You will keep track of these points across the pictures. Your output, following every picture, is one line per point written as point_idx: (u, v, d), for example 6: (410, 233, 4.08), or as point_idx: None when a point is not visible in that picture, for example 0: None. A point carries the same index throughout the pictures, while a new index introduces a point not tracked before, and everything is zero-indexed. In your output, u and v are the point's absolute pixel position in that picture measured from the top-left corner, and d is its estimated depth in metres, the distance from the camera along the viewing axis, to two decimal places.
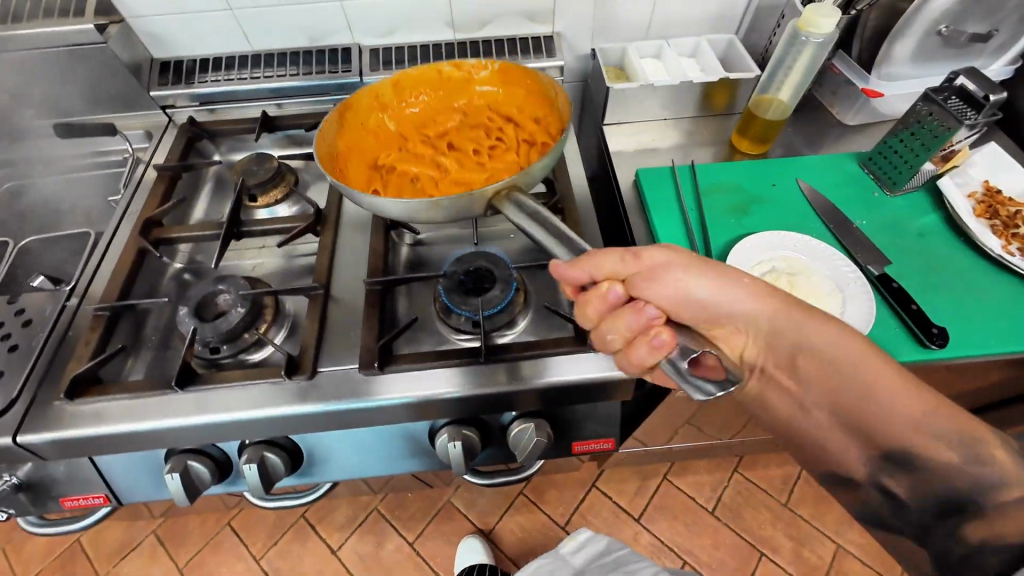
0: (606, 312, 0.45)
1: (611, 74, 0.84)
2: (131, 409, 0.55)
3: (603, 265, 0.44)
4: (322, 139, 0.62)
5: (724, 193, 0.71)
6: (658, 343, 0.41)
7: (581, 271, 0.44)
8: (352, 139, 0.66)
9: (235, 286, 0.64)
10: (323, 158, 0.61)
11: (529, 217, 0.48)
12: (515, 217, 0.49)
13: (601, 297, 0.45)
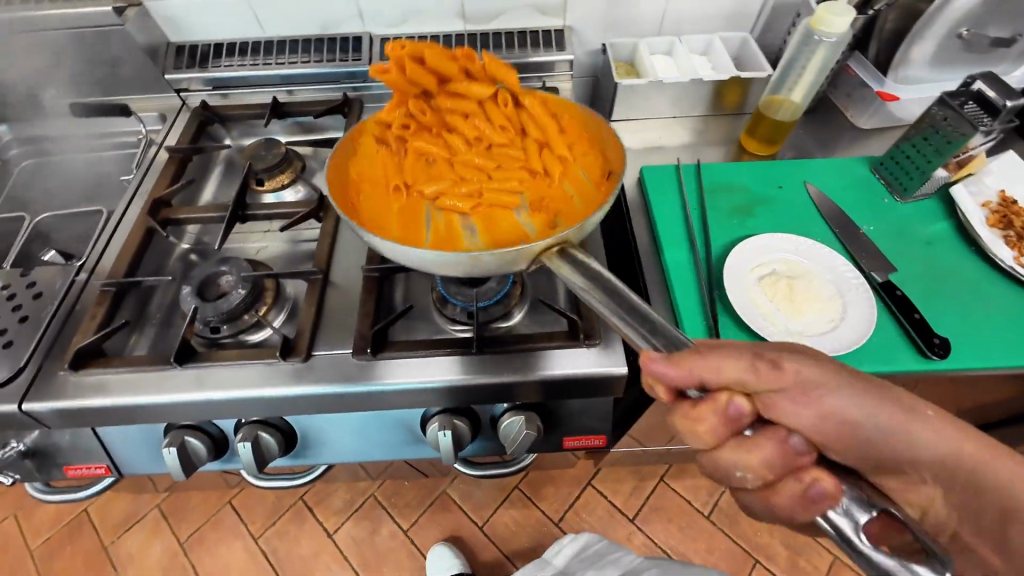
0: (724, 433, 0.36)
1: (621, 70, 0.84)
2: (132, 383, 0.57)
3: (722, 372, 0.36)
4: (331, 169, 0.56)
5: (729, 193, 0.70)
6: (815, 494, 0.33)
7: (687, 376, 0.35)
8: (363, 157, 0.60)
9: (238, 268, 0.65)
10: (333, 191, 0.55)
11: (601, 294, 0.40)
12: (574, 282, 0.42)
13: (719, 414, 0.36)
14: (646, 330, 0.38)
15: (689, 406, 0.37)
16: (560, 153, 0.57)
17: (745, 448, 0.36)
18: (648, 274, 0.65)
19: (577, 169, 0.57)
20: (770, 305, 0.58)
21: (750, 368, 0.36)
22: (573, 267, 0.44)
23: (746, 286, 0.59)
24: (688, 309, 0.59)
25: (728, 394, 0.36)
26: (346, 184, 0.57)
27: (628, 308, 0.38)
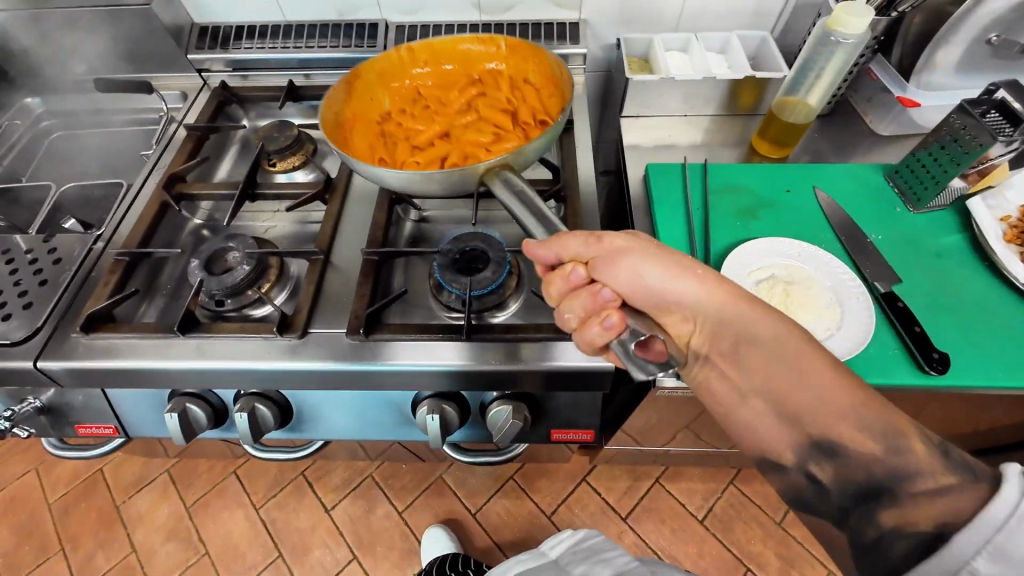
0: (567, 293, 0.47)
1: (633, 66, 0.83)
2: (137, 348, 0.60)
3: (568, 246, 0.46)
4: (328, 107, 0.61)
5: (734, 195, 0.69)
6: (608, 324, 0.42)
7: (550, 250, 0.46)
8: (359, 109, 0.65)
9: (244, 245, 0.67)
10: (330, 126, 0.61)
11: (514, 192, 0.50)
12: (503, 195, 0.50)
13: (564, 278, 0.47)
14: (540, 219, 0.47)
15: (550, 275, 0.49)
16: (537, 120, 0.64)
17: (574, 298, 0.46)
18: None
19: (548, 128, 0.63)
20: None
21: (584, 240, 0.46)
22: (506, 184, 0.51)
23: (742, 289, 0.59)
24: None
25: (574, 265, 0.47)
26: (342, 123, 0.62)
27: (532, 204, 0.49)
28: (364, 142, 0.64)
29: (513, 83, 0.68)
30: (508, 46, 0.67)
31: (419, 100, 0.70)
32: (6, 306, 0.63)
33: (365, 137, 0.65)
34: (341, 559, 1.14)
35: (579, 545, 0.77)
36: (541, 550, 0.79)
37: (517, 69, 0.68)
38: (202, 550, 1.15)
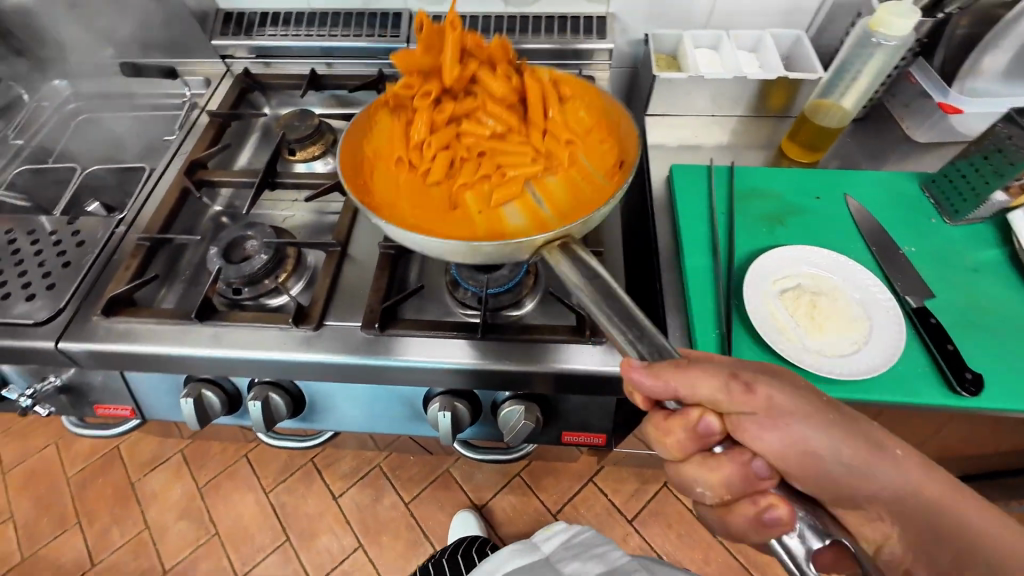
0: (687, 441, 0.37)
1: (661, 63, 0.80)
2: (156, 333, 0.60)
3: (697, 389, 0.36)
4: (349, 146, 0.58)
5: (761, 199, 0.67)
6: (768, 517, 0.35)
7: (664, 387, 0.37)
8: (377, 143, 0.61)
9: (262, 234, 0.67)
10: (345, 169, 0.56)
11: (586, 280, 0.43)
12: (569, 276, 0.44)
13: (687, 428, 0.37)
14: (634, 324, 0.40)
15: (663, 417, 0.38)
16: (566, 137, 0.59)
17: (708, 469, 0.37)
18: (665, 277, 0.64)
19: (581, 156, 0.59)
20: (791, 321, 0.55)
21: (721, 385, 0.36)
22: (571, 260, 0.45)
23: (767, 298, 0.57)
24: (702, 316, 0.57)
25: (702, 412, 0.37)
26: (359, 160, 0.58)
27: (619, 300, 0.41)
28: (384, 176, 0.59)
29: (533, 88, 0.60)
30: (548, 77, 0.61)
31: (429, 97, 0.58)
32: (31, 287, 0.64)
33: (384, 170, 0.59)
34: (347, 546, 1.15)
35: (572, 542, 0.66)
36: (531, 545, 0.68)
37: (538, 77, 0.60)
38: (213, 530, 1.17)
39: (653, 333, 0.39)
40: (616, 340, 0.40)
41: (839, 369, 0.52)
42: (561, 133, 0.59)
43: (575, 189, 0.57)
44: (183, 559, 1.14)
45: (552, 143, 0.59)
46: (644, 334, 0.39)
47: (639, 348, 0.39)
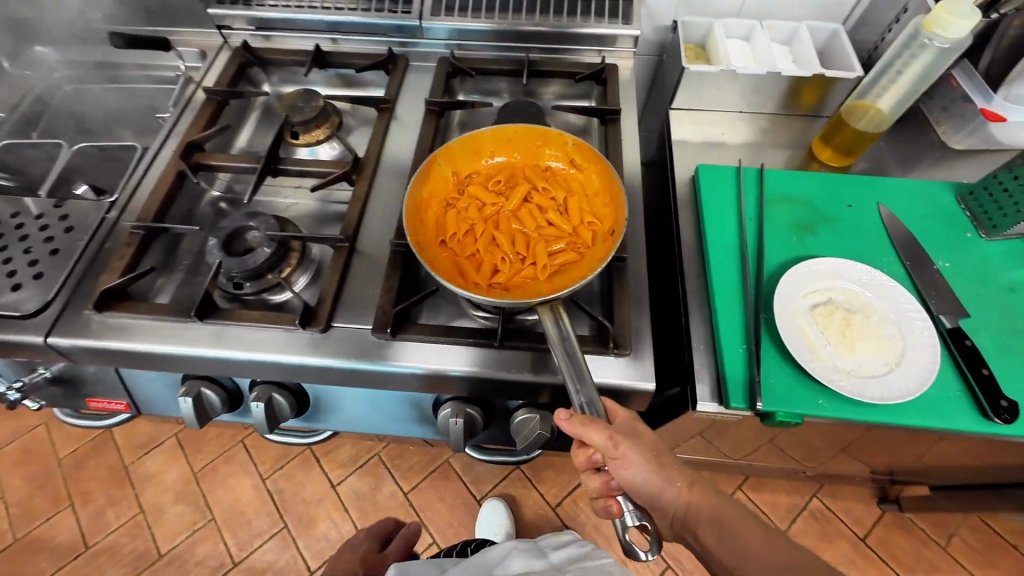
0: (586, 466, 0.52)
1: (691, 52, 0.76)
2: (153, 330, 0.57)
3: (592, 437, 0.46)
4: (411, 195, 0.56)
5: (792, 205, 0.64)
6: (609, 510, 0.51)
7: (574, 431, 0.47)
8: (434, 190, 0.60)
9: (265, 225, 0.63)
10: (409, 216, 0.55)
11: (557, 339, 0.49)
12: (550, 331, 0.49)
13: (585, 458, 0.51)
14: (584, 384, 0.47)
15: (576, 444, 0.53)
16: (588, 221, 0.59)
17: (590, 478, 0.53)
18: (689, 284, 0.61)
19: (592, 234, 0.58)
20: (822, 339, 0.53)
21: (606, 438, 0.47)
22: (553, 317, 0.50)
23: (799, 314, 0.54)
24: (730, 331, 0.55)
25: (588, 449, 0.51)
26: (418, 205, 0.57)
27: (575, 361, 0.48)
28: (434, 223, 0.59)
29: (572, 179, 0.63)
30: (575, 143, 0.62)
31: (496, 180, 0.63)
32: (17, 275, 0.60)
33: (434, 218, 0.59)
34: (345, 534, 1.14)
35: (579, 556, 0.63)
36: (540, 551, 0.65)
37: (575, 168, 0.63)
38: (210, 515, 1.16)
39: (592, 386, 0.48)
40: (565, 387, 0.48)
41: (871, 391, 0.50)
42: (576, 213, 0.59)
43: (585, 265, 0.56)
44: (178, 544, 1.13)
45: (576, 224, 0.59)
46: (588, 392, 0.48)
47: (580, 397, 0.47)
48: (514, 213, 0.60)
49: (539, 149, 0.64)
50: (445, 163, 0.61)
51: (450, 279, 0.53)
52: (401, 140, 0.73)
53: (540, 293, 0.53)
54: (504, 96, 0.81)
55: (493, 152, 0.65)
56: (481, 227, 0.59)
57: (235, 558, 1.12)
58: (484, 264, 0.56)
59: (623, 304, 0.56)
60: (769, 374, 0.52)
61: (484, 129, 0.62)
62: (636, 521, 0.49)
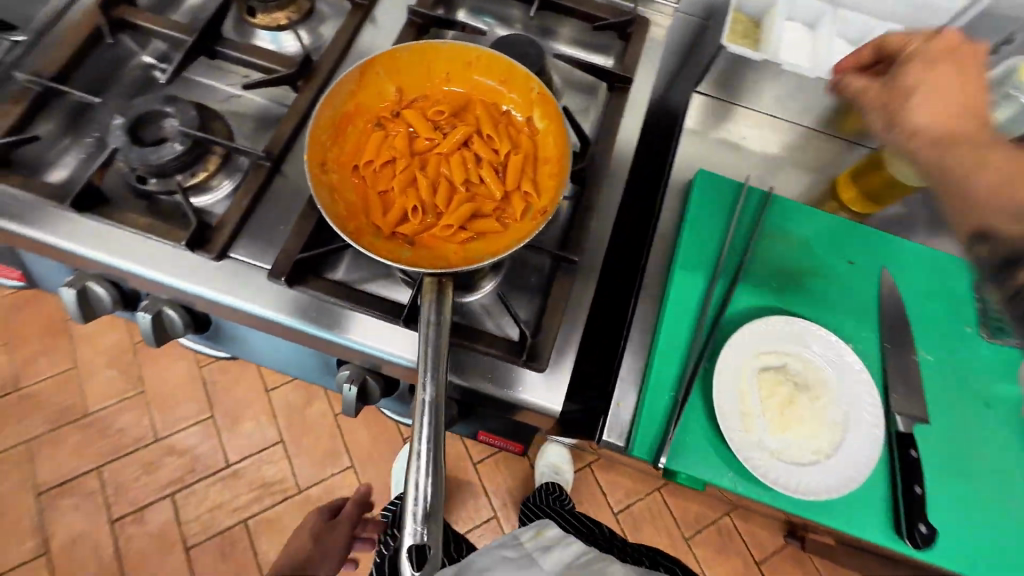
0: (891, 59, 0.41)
1: (734, 30, 0.60)
2: (39, 211, 0.51)
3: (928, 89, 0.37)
4: (329, 105, 0.47)
5: (788, 246, 0.55)
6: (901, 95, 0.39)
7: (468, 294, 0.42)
8: (365, 107, 0.50)
9: (184, 115, 0.54)
10: (320, 129, 0.46)
11: (428, 320, 0.40)
12: (425, 310, 0.41)
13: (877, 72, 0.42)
14: (436, 379, 0.38)
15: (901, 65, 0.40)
16: (525, 190, 0.49)
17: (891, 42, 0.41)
18: (640, 304, 0.54)
19: (524, 207, 0.49)
20: (759, 408, 0.47)
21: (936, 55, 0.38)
22: (436, 299, 0.42)
23: (743, 375, 0.48)
24: (663, 369, 0.49)
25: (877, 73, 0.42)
26: (337, 120, 0.48)
27: (438, 348, 0.39)
28: (354, 144, 0.49)
29: (527, 134, 0.51)
30: (540, 91, 0.49)
31: (438, 109, 0.51)
32: None
33: (357, 140, 0.49)
34: (268, 438, 1.15)
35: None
36: (526, 557, 0.57)
37: (535, 121, 0.51)
38: (140, 389, 1.16)
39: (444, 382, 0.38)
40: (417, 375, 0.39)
41: (788, 480, 0.45)
42: (514, 174, 0.49)
43: (504, 241, 0.48)
44: (105, 408, 1.14)
45: (510, 191, 0.49)
46: (438, 389, 0.38)
47: (426, 393, 0.38)
48: (446, 155, 0.49)
49: (500, 87, 0.52)
50: (385, 74, 0.50)
51: (347, 215, 0.45)
52: (369, 49, 0.61)
53: (444, 260, 0.46)
54: (514, 26, 0.67)
55: (448, 76, 0.52)
56: (405, 162, 0.48)
57: (158, 435, 1.13)
58: (395, 205, 0.47)
59: (557, 314, 0.49)
60: (687, 430, 0.47)
61: (439, 43, 0.50)
62: (415, 539, 0.34)
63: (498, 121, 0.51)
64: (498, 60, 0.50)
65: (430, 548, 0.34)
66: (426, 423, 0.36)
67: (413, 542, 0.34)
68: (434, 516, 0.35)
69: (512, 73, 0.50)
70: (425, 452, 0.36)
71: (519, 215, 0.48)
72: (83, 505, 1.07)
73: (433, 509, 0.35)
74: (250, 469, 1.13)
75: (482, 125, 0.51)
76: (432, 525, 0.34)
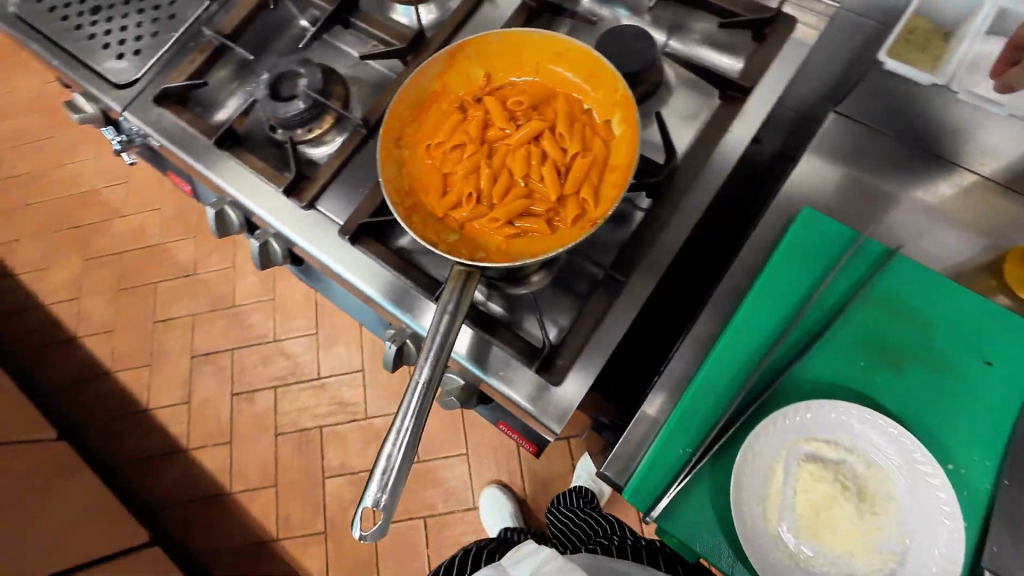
0: None
1: (902, 41, 0.48)
2: (194, 141, 0.63)
3: None
4: (415, 83, 0.50)
5: (898, 320, 0.44)
6: None
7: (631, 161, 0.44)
8: (451, 89, 0.52)
9: (312, 77, 0.62)
10: (403, 105, 0.49)
11: (443, 307, 0.42)
12: (445, 296, 0.43)
13: None
14: (434, 364, 0.40)
15: None
16: (582, 195, 0.47)
17: None
18: (684, 344, 0.48)
19: (578, 213, 0.47)
20: (788, 498, 0.41)
21: None
22: (459, 288, 0.43)
23: (778, 455, 0.42)
24: (687, 419, 0.44)
25: None
26: (421, 99, 0.50)
27: (445, 336, 0.41)
28: (431, 123, 0.51)
29: (602, 138, 0.49)
30: (623, 93, 0.47)
31: (518, 99, 0.51)
32: (123, 45, 0.68)
33: (436, 119, 0.51)
34: (352, 364, 1.31)
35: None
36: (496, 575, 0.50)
37: (613, 126, 0.49)
38: (271, 296, 1.40)
39: (439, 369, 0.40)
40: (420, 356, 0.41)
41: None
42: (575, 176, 0.47)
43: (548, 243, 0.47)
44: (246, 303, 1.40)
45: (568, 194, 0.48)
46: (434, 374, 0.40)
47: (422, 374, 0.40)
48: (513, 147, 0.49)
49: (586, 84, 0.50)
50: (475, 58, 0.51)
51: (409, 190, 0.48)
52: (480, 27, 0.62)
53: (484, 250, 0.47)
54: (644, 18, 0.61)
55: (537, 68, 0.52)
56: (472, 148, 0.49)
57: (275, 335, 1.36)
58: (453, 188, 0.49)
59: (585, 330, 0.49)
60: (693, 492, 0.43)
61: (532, 32, 0.50)
62: (371, 502, 0.37)
63: (575, 121, 0.49)
64: (589, 56, 0.49)
65: (384, 516, 0.37)
66: (414, 402, 0.39)
67: (372, 505, 0.37)
68: (396, 490, 0.37)
69: (599, 72, 0.48)
70: (405, 428, 0.39)
71: (570, 220, 0.47)
72: (218, 374, 1.36)
73: (397, 482, 0.38)
74: (334, 386, 1.30)
75: (558, 121, 0.50)
76: (392, 496, 0.37)
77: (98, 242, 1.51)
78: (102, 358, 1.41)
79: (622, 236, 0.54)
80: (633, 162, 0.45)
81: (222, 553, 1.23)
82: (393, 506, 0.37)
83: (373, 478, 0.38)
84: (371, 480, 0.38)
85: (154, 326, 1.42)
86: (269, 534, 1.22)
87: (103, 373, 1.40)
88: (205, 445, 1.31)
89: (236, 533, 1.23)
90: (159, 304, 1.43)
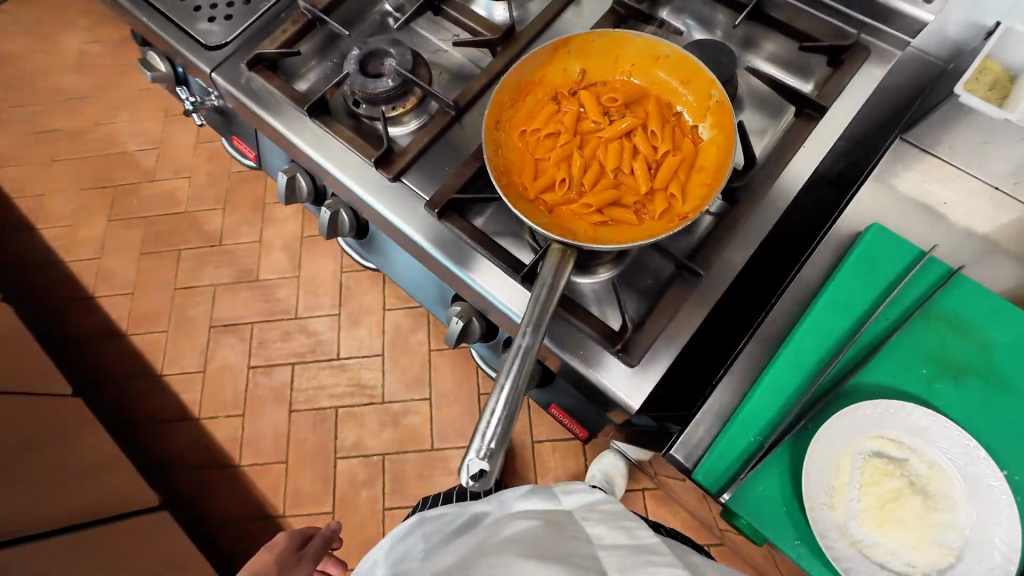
0: None
1: (972, 80, 0.52)
2: (282, 106, 0.65)
3: None
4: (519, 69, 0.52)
5: (960, 333, 0.47)
6: None
7: None
8: (547, 79, 0.54)
9: (401, 57, 0.64)
10: (506, 90, 0.52)
11: (545, 281, 0.44)
12: (545, 271, 0.45)
13: None
14: (535, 332, 0.42)
15: None
16: (671, 190, 0.49)
17: None
18: (753, 341, 0.50)
19: (666, 207, 0.50)
20: (853, 490, 0.44)
21: None
22: (557, 263, 0.45)
23: (845, 449, 0.45)
24: (757, 411, 0.46)
25: None
26: (522, 86, 0.53)
27: (544, 307, 0.43)
28: (527, 109, 0.54)
29: (691, 139, 0.52)
30: (717, 99, 0.51)
31: (613, 96, 0.53)
32: (215, 10, 0.70)
33: (532, 106, 0.54)
34: (373, 347, 1.32)
35: (642, 548, 0.49)
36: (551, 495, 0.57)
37: (704, 129, 0.52)
38: (297, 273, 1.40)
39: (540, 337, 0.42)
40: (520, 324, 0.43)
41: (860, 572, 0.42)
42: (666, 173, 0.50)
43: (634, 232, 0.49)
44: (272, 279, 1.40)
45: (657, 189, 0.50)
46: (535, 341, 0.42)
47: (523, 340, 0.42)
48: (606, 140, 0.52)
49: (680, 88, 0.53)
50: (575, 54, 0.54)
51: (504, 170, 0.51)
52: (567, 26, 0.65)
53: (576, 232, 0.49)
54: (717, 32, 0.65)
55: (632, 68, 0.55)
56: (566, 137, 0.52)
57: (298, 313, 1.37)
58: (546, 173, 0.51)
59: (663, 319, 0.51)
60: (761, 478, 0.45)
61: (634, 35, 0.53)
62: (478, 455, 0.38)
63: (666, 121, 0.52)
64: (686, 61, 0.52)
65: (486, 469, 0.38)
66: (517, 366, 0.41)
67: (474, 457, 0.39)
68: (499, 443, 0.39)
69: (696, 79, 0.52)
70: (507, 386, 0.40)
71: (659, 213, 0.50)
72: (237, 346, 1.36)
73: (500, 436, 0.39)
74: (353, 367, 1.31)
75: (651, 119, 0.52)
76: (495, 450, 0.38)
77: (126, 204, 1.51)
78: (118, 321, 1.41)
79: (693, 234, 0.56)
80: (728, 163, 0.48)
81: (229, 523, 1.23)
82: (500, 462, 0.38)
83: (477, 433, 0.39)
84: (475, 435, 0.39)
85: (176, 292, 1.42)
86: (277, 510, 1.22)
87: (118, 335, 1.39)
88: (217, 415, 1.30)
89: (242, 505, 1.23)
90: (182, 271, 1.44)
